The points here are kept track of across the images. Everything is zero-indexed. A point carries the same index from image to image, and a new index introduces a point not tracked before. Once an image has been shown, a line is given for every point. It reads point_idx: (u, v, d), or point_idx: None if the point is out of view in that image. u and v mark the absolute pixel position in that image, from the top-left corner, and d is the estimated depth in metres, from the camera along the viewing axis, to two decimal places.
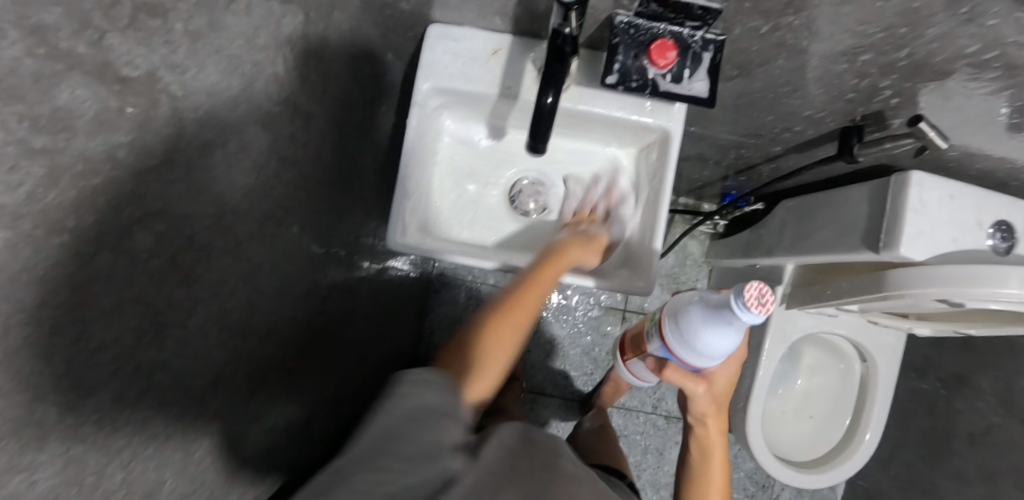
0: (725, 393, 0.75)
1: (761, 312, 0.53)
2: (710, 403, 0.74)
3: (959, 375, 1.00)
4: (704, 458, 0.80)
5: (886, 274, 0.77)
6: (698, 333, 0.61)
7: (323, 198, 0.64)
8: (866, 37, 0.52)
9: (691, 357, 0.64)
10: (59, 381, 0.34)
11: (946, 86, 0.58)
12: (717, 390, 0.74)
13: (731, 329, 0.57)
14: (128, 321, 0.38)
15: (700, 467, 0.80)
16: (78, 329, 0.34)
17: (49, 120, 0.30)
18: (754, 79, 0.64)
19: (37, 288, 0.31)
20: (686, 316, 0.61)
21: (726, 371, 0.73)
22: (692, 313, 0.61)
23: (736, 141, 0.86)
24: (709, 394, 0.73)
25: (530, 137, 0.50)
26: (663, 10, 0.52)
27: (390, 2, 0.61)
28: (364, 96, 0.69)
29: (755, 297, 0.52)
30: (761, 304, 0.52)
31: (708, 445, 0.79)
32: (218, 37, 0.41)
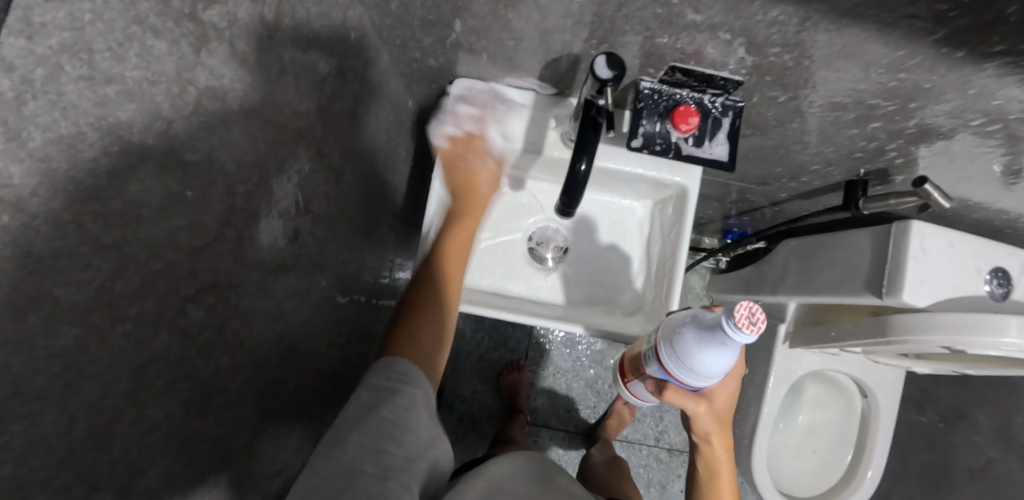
0: (726, 409, 0.73)
1: (753, 332, 0.49)
2: (714, 422, 0.72)
3: (956, 409, 1.03)
4: (711, 477, 0.78)
5: (889, 318, 0.80)
6: (689, 353, 0.56)
7: (349, 248, 0.65)
8: (878, 108, 0.55)
9: (686, 378, 0.59)
10: (116, 467, 0.33)
11: (950, 148, 0.61)
12: (719, 408, 0.72)
13: (724, 350, 0.53)
14: (178, 396, 0.38)
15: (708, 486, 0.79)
16: (135, 413, 0.34)
17: (121, 214, 0.30)
18: (767, 137, 0.67)
19: (102, 377, 0.31)
20: (678, 338, 0.57)
21: (727, 388, 0.71)
22: (683, 335, 0.57)
23: (742, 187, 0.89)
24: (711, 412, 0.71)
25: (563, 201, 0.51)
26: (686, 79, 0.55)
27: (418, 59, 0.62)
28: (386, 147, 0.71)
29: (747, 316, 0.49)
30: (753, 323, 0.49)
31: (713, 461, 0.77)
32: (267, 111, 0.42)
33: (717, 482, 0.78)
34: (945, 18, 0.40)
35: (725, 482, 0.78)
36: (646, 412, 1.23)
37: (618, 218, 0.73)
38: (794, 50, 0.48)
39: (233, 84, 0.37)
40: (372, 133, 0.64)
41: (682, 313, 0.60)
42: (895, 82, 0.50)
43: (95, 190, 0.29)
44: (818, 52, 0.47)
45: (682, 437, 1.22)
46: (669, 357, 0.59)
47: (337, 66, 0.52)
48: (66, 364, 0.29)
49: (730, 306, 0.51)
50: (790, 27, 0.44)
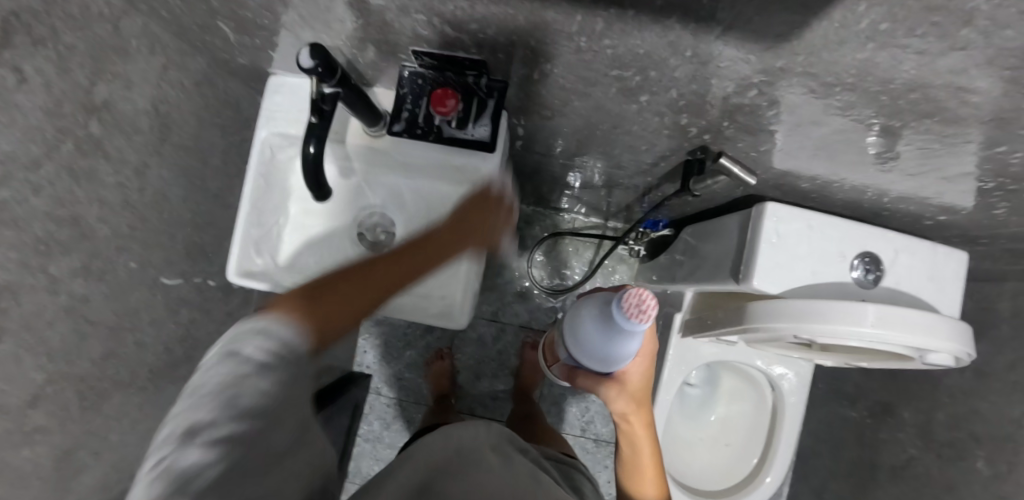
0: (642, 391, 0.75)
1: (644, 317, 0.56)
2: (628, 401, 0.75)
3: (884, 404, 0.94)
4: (633, 453, 0.81)
5: (750, 306, 0.75)
6: (596, 341, 0.64)
7: (177, 234, 0.71)
8: (629, 80, 0.53)
9: (603, 363, 0.66)
10: None
11: (743, 120, 0.57)
12: (633, 389, 0.74)
13: (625, 334, 0.60)
14: None
15: (632, 466, 0.81)
16: None
17: None
18: (571, 118, 0.65)
19: None
20: (586, 327, 0.64)
21: (639, 369, 0.73)
22: (590, 324, 0.63)
23: (611, 168, 0.86)
24: (624, 394, 0.74)
25: (311, 185, 0.56)
26: (439, 62, 0.56)
27: (227, 58, 0.67)
28: (222, 141, 0.77)
29: (633, 307, 0.55)
30: (641, 310, 0.55)
31: (637, 435, 0.79)
32: (16, 113, 0.48)
33: (641, 457, 0.80)
34: None
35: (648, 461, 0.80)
36: (572, 401, 1.22)
37: (439, 205, 0.73)
38: (495, 25, 0.48)
39: None
40: (193, 129, 0.71)
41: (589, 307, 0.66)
42: (613, 52, 0.48)
43: None
44: (519, 27, 0.47)
45: (609, 427, 1.21)
46: (581, 345, 0.66)
47: (121, 70, 0.58)
48: None
49: (620, 296, 0.58)
50: (467, 5, 0.45)
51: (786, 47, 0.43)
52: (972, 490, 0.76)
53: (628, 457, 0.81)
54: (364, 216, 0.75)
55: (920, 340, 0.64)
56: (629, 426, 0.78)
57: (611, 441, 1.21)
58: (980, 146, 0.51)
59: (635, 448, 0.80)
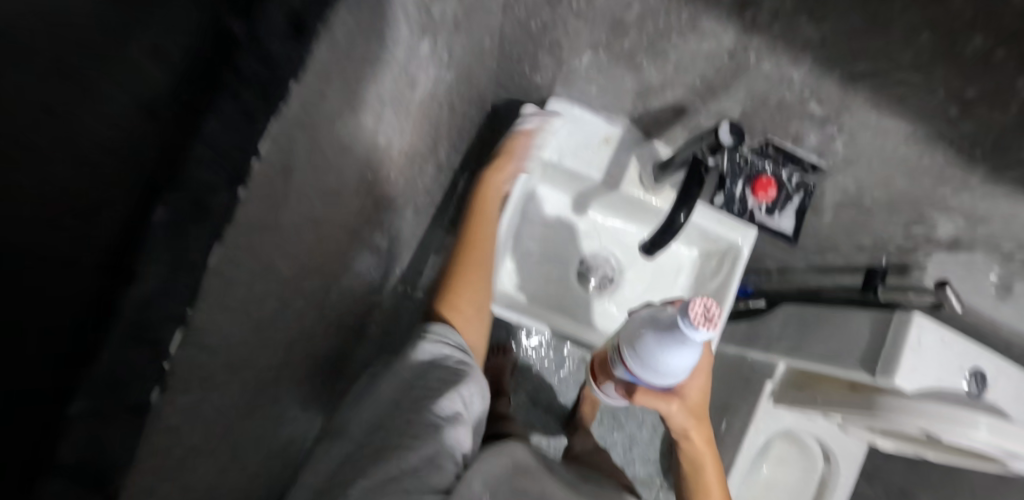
0: (700, 406, 0.74)
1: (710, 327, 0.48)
2: (688, 416, 0.72)
3: (901, 488, 1.12)
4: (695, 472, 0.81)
5: (876, 396, 0.87)
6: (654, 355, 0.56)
7: (415, 238, 0.65)
8: (929, 215, 0.62)
9: (652, 377, 0.57)
10: (226, 447, 0.31)
11: (973, 262, 0.69)
12: (692, 404, 0.72)
13: (685, 347, 0.52)
14: (286, 366, 0.35)
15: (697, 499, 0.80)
16: (255, 392, 0.32)
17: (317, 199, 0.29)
18: (818, 214, 0.73)
19: (258, 360, 0.30)
20: (638, 338, 0.57)
21: (697, 383, 0.71)
22: (643, 334, 0.56)
23: (766, 247, 0.96)
24: (684, 409, 0.71)
25: (649, 241, 0.56)
26: (774, 154, 0.61)
27: (527, 73, 0.64)
28: (466, 146, 0.71)
29: (701, 313, 0.48)
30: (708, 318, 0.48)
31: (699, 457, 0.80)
32: (421, 108, 0.42)
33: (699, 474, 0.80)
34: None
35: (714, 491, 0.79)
36: (616, 440, 1.29)
37: (664, 261, 0.76)
38: (883, 153, 0.54)
39: (418, 76, 0.38)
40: (463, 134, 0.66)
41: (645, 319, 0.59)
42: (954, 199, 0.56)
43: (328, 161, 0.29)
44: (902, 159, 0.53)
45: (645, 470, 1.29)
46: (631, 358, 0.58)
47: (470, 68, 0.53)
48: (244, 346, 0.27)
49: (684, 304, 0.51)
50: (884, 135, 0.51)
51: None
52: None
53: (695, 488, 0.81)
54: (590, 254, 0.75)
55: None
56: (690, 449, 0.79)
57: (644, 483, 1.29)
58: None
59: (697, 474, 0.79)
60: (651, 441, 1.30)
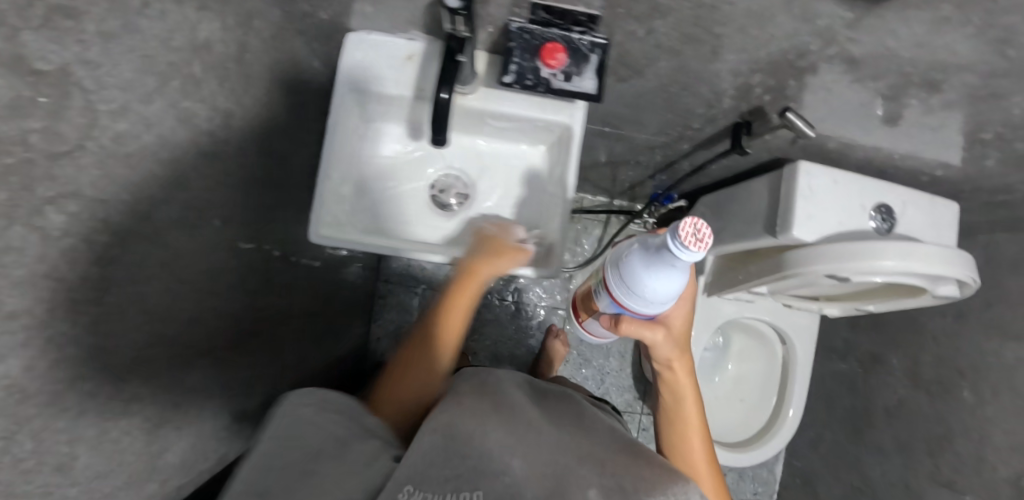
0: (684, 334, 0.73)
1: (700, 249, 0.48)
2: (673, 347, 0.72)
3: (873, 354, 1.12)
4: (676, 405, 0.77)
5: (784, 255, 0.85)
6: (642, 281, 0.55)
7: (248, 195, 0.66)
8: (727, 39, 0.60)
9: (639, 305, 0.58)
10: None
11: (809, 82, 0.66)
12: (677, 334, 0.71)
13: (674, 271, 0.52)
14: (15, 281, 0.39)
15: (680, 456, 0.76)
16: None
17: None
18: (647, 79, 0.71)
19: None
20: (625, 266, 0.57)
21: (681, 310, 0.70)
22: (632, 261, 0.56)
23: (649, 141, 0.94)
24: (669, 339, 0.71)
25: (432, 129, 0.57)
26: (550, 17, 0.60)
27: (309, 11, 0.64)
28: (291, 101, 0.72)
29: (692, 234, 0.47)
30: (699, 240, 0.48)
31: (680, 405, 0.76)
32: (131, 38, 0.45)
33: (683, 405, 0.76)
34: None
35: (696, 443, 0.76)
36: (586, 375, 1.27)
37: (513, 164, 0.76)
38: None
39: (84, 4, 0.40)
40: (271, 86, 0.67)
41: (628, 242, 0.59)
42: (728, 10, 0.54)
43: None
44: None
45: (623, 398, 1.27)
46: (620, 285, 0.58)
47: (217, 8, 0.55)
48: None
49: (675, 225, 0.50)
50: None
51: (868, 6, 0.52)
52: (960, 416, 0.94)
53: (673, 444, 0.77)
54: (438, 177, 0.76)
55: (941, 270, 0.77)
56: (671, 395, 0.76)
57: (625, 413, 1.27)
58: (994, 98, 0.63)
59: (681, 427, 0.77)
60: (621, 369, 1.28)
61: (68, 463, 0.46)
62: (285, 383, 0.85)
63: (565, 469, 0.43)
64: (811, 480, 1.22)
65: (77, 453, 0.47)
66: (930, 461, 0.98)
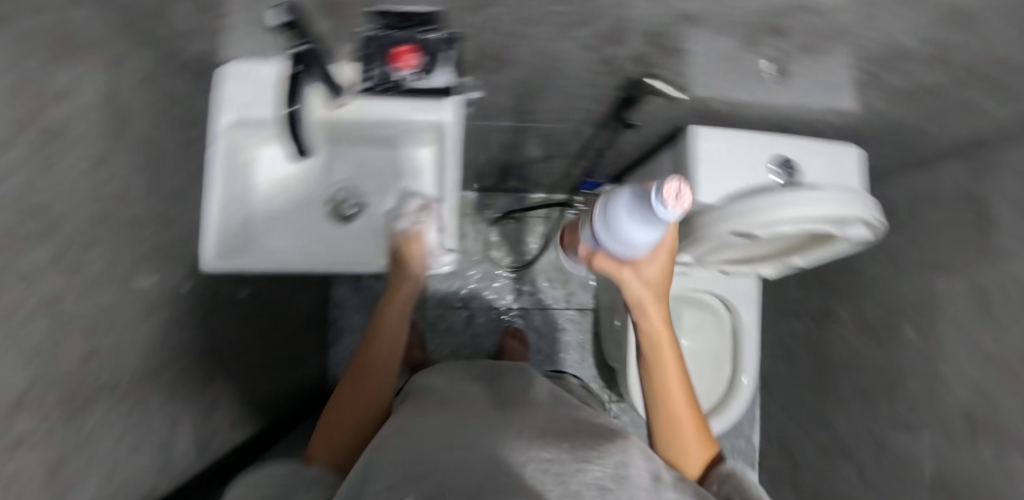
0: (661, 282, 0.70)
1: (676, 209, 0.49)
2: (644, 291, 0.69)
3: (824, 310, 1.16)
4: (658, 364, 0.72)
5: (695, 221, 0.87)
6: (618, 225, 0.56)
7: (142, 232, 0.68)
8: (567, 16, 0.61)
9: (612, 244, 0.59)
10: None
11: (670, 47, 0.67)
12: (649, 279, 0.69)
13: (648, 226, 0.53)
14: None
15: (664, 404, 0.70)
16: None
17: None
18: (516, 70, 0.73)
19: None
20: (607, 204, 0.57)
21: (659, 261, 0.68)
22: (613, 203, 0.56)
23: (552, 129, 0.95)
24: (639, 282, 0.68)
25: (292, 142, 0.61)
26: (392, 21, 0.61)
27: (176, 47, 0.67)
28: (177, 137, 0.74)
29: (671, 192, 0.48)
30: (677, 199, 0.48)
31: (659, 350, 0.71)
32: None
33: (663, 363, 0.71)
34: None
35: (678, 392, 0.71)
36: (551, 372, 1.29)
37: (405, 168, 0.78)
38: None
39: None
40: (151, 124, 0.69)
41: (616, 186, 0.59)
42: None
43: None
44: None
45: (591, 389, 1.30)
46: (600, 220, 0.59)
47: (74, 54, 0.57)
48: None
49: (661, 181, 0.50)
50: None
51: None
52: (908, 354, 0.96)
53: (657, 397, 0.71)
54: (332, 191, 0.78)
55: (838, 212, 0.78)
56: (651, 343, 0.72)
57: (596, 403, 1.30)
58: (851, 35, 0.64)
59: (664, 378, 0.71)
60: (585, 360, 1.30)
61: None
62: (229, 413, 0.87)
63: (481, 474, 0.45)
64: (789, 444, 1.27)
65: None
66: (890, 406, 1.00)
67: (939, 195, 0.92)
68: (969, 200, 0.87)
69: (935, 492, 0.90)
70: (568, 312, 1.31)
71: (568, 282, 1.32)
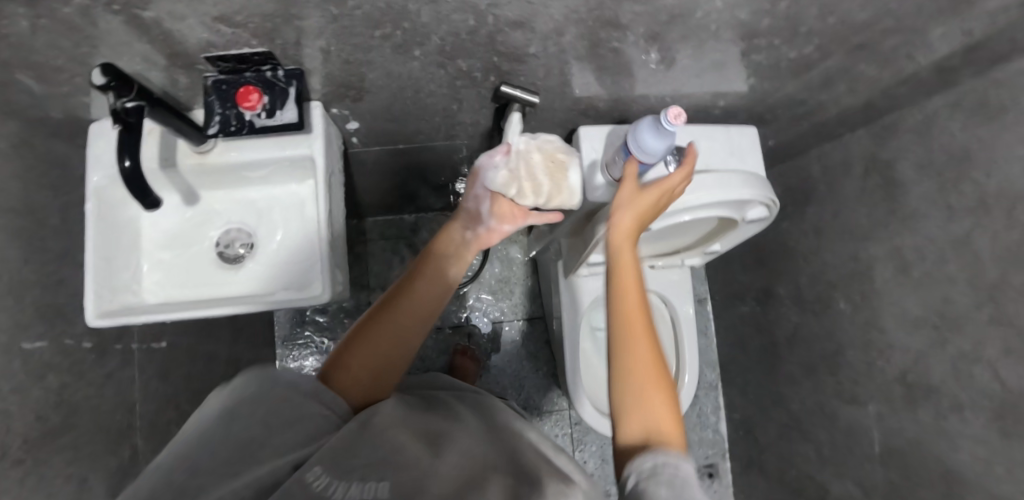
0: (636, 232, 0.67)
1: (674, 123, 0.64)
2: (623, 235, 0.66)
3: (764, 290, 1.14)
4: (626, 318, 0.61)
5: (594, 221, 0.86)
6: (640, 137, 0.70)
7: (25, 298, 0.69)
8: (398, 38, 0.61)
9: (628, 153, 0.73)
10: None
11: (516, 53, 0.68)
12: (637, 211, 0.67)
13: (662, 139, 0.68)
14: None
15: (620, 355, 0.60)
16: None
17: None
18: (378, 94, 0.74)
19: None
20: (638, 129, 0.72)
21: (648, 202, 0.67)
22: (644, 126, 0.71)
23: (451, 146, 0.96)
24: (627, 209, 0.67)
25: (138, 197, 0.60)
26: (234, 64, 0.64)
27: (36, 118, 0.69)
28: (59, 203, 0.76)
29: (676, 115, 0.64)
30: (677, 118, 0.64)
31: (627, 285, 0.63)
32: None
33: (626, 302, 0.62)
34: None
35: (643, 342, 0.60)
36: (505, 385, 1.28)
37: (287, 204, 0.79)
38: (274, 16, 0.55)
39: None
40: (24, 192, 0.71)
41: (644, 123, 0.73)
42: (364, 14, 0.56)
43: None
44: (300, 12, 0.55)
45: (546, 398, 1.29)
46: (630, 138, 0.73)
47: None
48: None
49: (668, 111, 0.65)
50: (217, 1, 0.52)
51: None
52: (842, 327, 0.93)
53: (617, 347, 0.60)
54: (221, 235, 0.79)
55: (721, 196, 0.76)
56: (620, 280, 0.63)
57: (553, 411, 1.28)
58: (685, 18, 0.63)
59: (622, 311, 0.62)
60: (538, 369, 1.30)
61: None
62: (152, 464, 0.87)
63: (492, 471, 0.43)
64: (751, 429, 1.24)
65: None
66: (831, 380, 0.97)
67: (848, 164, 0.90)
68: (876, 164, 0.84)
69: (884, 463, 0.86)
70: (515, 324, 1.30)
71: (511, 293, 1.31)
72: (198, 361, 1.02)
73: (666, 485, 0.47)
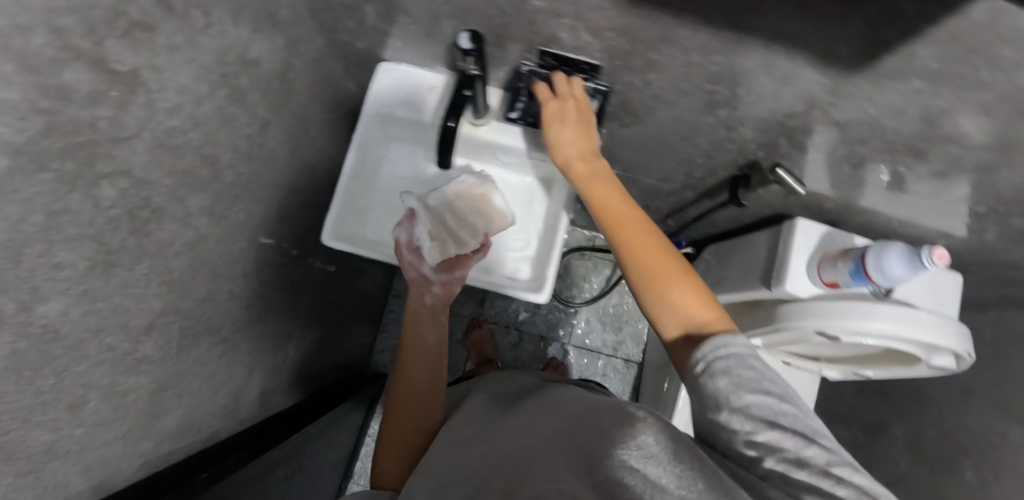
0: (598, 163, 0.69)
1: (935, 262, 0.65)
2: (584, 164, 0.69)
3: (877, 424, 1.14)
4: (639, 260, 0.61)
5: (777, 309, 0.87)
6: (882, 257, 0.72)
7: (273, 193, 0.75)
8: (718, 95, 0.64)
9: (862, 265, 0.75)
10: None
11: (801, 140, 0.70)
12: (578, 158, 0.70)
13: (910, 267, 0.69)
14: (81, 244, 0.46)
15: (658, 305, 0.58)
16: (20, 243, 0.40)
17: (50, 90, 0.40)
18: (648, 127, 0.77)
19: (20, 206, 0.40)
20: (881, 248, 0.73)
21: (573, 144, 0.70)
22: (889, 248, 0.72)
23: (655, 186, 0.99)
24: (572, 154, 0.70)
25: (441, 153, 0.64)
26: (559, 64, 0.66)
27: (349, 41, 0.74)
28: (320, 116, 0.82)
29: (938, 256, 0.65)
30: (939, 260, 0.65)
31: (612, 207, 0.65)
32: (192, 51, 0.53)
33: (636, 241, 0.62)
34: (733, 17, 0.50)
35: (666, 259, 0.60)
36: None
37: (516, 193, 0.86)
38: (636, 42, 0.58)
39: (161, 21, 0.49)
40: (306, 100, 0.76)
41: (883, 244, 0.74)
42: (714, 69, 0.59)
43: (42, 66, 0.39)
44: (662, 46, 0.58)
45: None
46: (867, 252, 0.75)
47: (267, 30, 0.63)
48: None
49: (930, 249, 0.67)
50: (608, 16, 0.54)
51: (855, 77, 0.55)
52: None
53: (652, 296, 0.59)
54: None
55: (928, 337, 0.75)
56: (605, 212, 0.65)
57: None
58: (982, 172, 0.65)
59: (642, 255, 0.61)
60: None
61: (79, 401, 0.50)
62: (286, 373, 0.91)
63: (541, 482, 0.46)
64: None
65: (90, 395, 0.51)
66: None
67: None
68: None
69: None
70: (614, 360, 1.31)
71: (621, 329, 1.33)
72: (340, 290, 1.06)
73: (731, 369, 0.50)
